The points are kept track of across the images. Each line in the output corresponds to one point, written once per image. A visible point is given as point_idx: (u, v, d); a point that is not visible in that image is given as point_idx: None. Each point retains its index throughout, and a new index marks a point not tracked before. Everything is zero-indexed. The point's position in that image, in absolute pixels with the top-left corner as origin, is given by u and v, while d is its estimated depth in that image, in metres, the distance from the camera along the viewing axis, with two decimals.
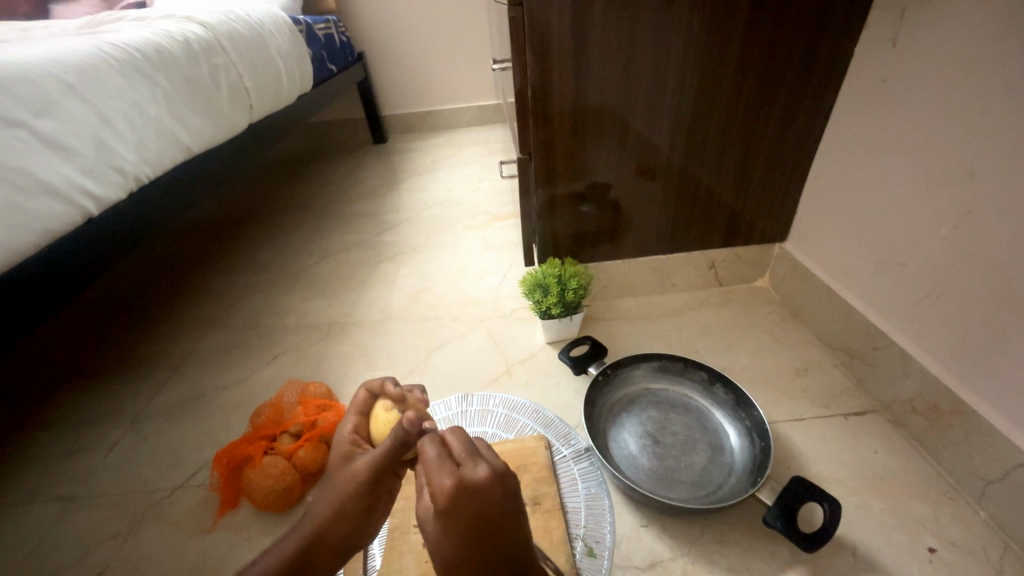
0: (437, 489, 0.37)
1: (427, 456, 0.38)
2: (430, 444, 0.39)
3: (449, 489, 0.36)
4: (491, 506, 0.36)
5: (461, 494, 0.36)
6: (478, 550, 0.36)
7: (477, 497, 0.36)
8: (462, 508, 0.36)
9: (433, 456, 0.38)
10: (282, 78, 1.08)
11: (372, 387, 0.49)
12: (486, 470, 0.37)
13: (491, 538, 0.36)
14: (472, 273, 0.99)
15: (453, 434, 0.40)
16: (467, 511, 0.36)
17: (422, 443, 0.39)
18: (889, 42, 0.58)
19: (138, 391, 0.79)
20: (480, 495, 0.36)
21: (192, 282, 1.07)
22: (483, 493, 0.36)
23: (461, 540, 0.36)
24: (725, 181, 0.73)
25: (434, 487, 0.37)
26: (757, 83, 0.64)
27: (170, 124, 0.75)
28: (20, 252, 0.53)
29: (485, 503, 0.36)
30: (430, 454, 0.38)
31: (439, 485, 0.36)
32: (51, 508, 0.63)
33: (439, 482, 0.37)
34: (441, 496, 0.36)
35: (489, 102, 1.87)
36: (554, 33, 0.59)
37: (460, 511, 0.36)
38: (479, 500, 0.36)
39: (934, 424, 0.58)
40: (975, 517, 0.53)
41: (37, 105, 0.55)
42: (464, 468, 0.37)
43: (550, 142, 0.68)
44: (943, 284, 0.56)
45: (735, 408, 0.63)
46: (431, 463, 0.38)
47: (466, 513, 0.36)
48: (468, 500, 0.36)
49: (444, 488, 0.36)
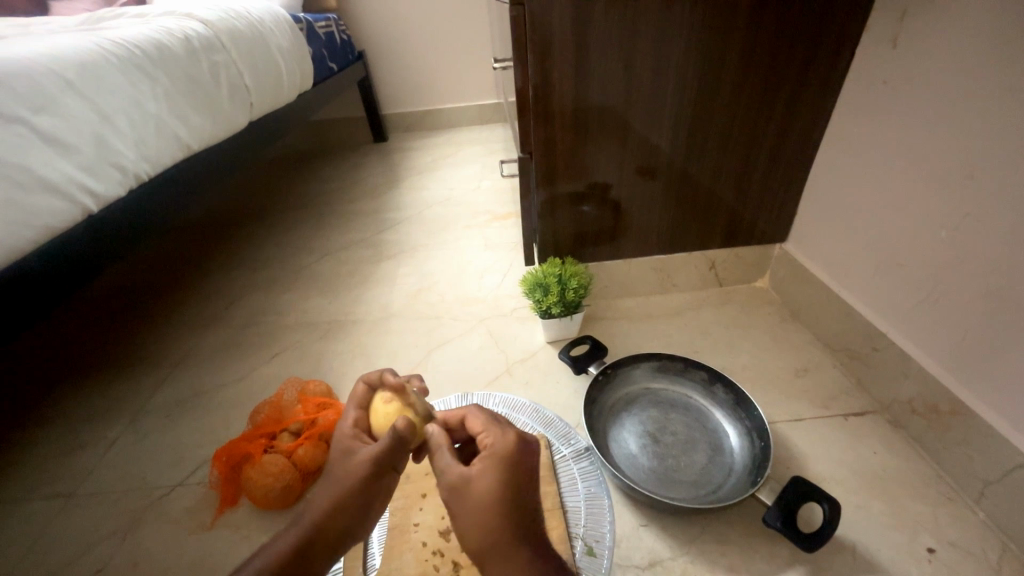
0: (496, 441, 0.40)
1: (480, 419, 0.43)
2: (481, 412, 0.44)
3: (513, 439, 0.40)
4: (539, 465, 0.41)
5: (524, 441, 0.41)
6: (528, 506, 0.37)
7: (529, 454, 0.41)
8: (521, 457, 0.39)
9: (488, 419, 0.43)
10: (282, 76, 1.08)
11: (371, 381, 0.49)
12: (533, 437, 0.43)
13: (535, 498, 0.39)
14: (472, 273, 0.99)
15: (500, 411, 0.45)
16: (527, 460, 0.40)
17: (473, 411, 0.44)
18: (890, 43, 0.58)
19: (137, 389, 0.79)
20: (533, 452, 0.41)
21: (191, 280, 1.07)
22: (534, 453, 0.41)
23: (516, 490, 0.37)
24: (725, 181, 0.73)
25: (491, 440, 0.40)
26: (758, 84, 0.64)
27: (170, 122, 0.75)
28: (19, 249, 0.52)
29: (535, 462, 0.40)
30: (484, 418, 0.43)
31: (500, 437, 0.41)
32: (49, 506, 0.63)
33: (500, 435, 0.41)
34: (504, 444, 0.40)
35: (490, 101, 1.87)
36: (555, 33, 0.59)
37: (520, 460, 0.39)
38: (533, 457, 0.41)
39: (933, 425, 0.58)
40: (974, 518, 0.53)
41: (37, 102, 0.55)
42: (516, 430, 0.42)
43: (551, 142, 0.68)
44: (943, 285, 0.56)
45: (735, 407, 0.63)
46: (486, 424, 0.42)
47: (524, 463, 0.39)
48: (526, 453, 0.40)
49: (509, 437, 0.40)
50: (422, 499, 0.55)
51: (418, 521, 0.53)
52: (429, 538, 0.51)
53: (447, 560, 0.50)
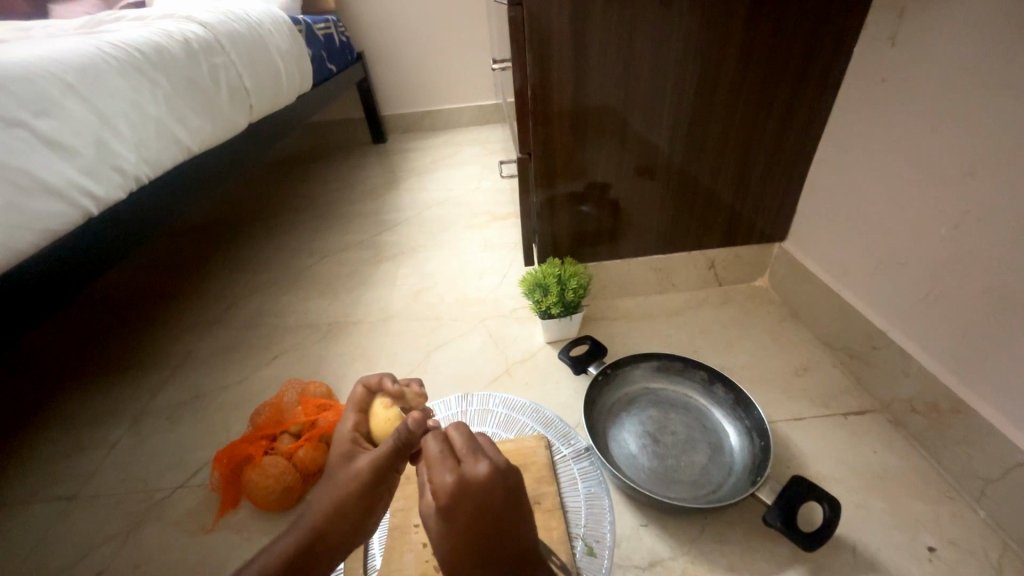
0: (436, 486, 0.37)
1: (429, 450, 0.38)
2: (434, 439, 0.39)
3: (450, 486, 0.36)
4: (490, 502, 0.36)
5: (461, 490, 0.36)
6: (479, 548, 0.36)
7: (478, 494, 0.36)
8: (460, 505, 0.36)
9: (434, 454, 0.38)
10: (282, 77, 1.08)
11: (370, 384, 0.49)
12: (486, 468, 0.37)
13: (489, 536, 0.36)
14: (471, 273, 0.99)
15: (456, 429, 0.40)
16: (468, 507, 0.36)
17: (425, 439, 0.39)
18: (889, 42, 0.58)
19: (138, 391, 0.79)
20: (477, 494, 0.36)
21: (192, 282, 1.07)
22: (484, 491, 0.36)
23: (459, 537, 0.36)
24: (725, 181, 0.73)
25: (433, 483, 0.37)
26: (757, 83, 0.64)
27: (170, 124, 0.75)
28: (20, 252, 0.53)
29: (483, 501, 0.36)
30: (432, 452, 0.38)
31: (439, 481, 0.37)
32: (50, 508, 0.63)
33: (440, 479, 0.37)
34: (441, 492, 0.36)
35: (489, 102, 1.87)
36: (554, 33, 0.59)
37: (460, 508, 0.36)
38: (478, 498, 0.36)
39: (934, 424, 0.58)
40: (974, 517, 0.53)
41: (37, 105, 0.55)
42: (465, 465, 0.37)
43: (550, 142, 0.68)
44: (943, 283, 0.56)
45: (735, 407, 0.63)
46: (433, 458, 0.38)
47: (464, 511, 0.36)
48: (468, 499, 0.36)
49: (445, 485, 0.36)
50: None
51: (419, 522, 0.53)
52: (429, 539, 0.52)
53: None
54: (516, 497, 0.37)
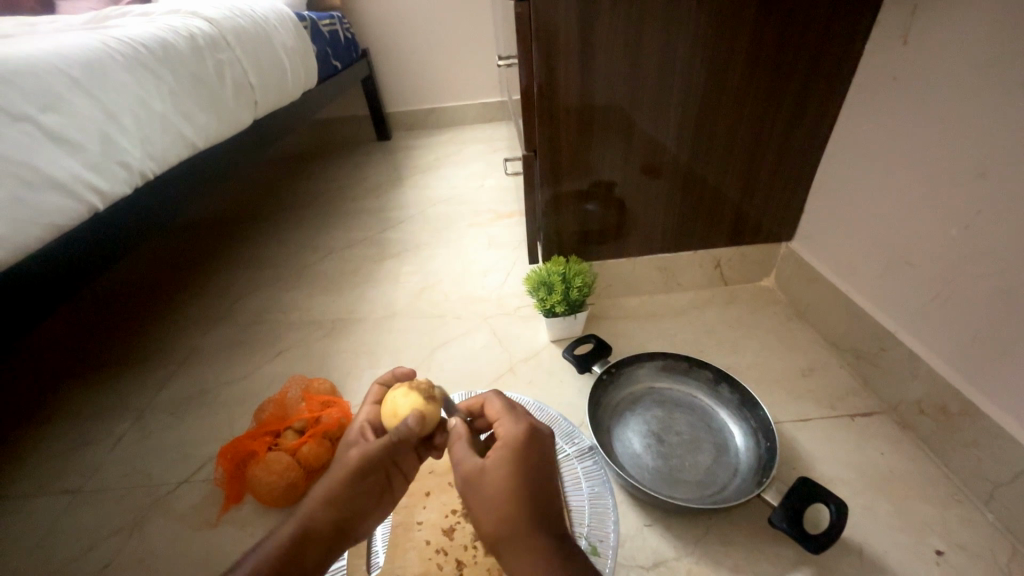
0: (506, 430, 0.40)
1: (498, 407, 0.43)
2: (501, 400, 0.44)
3: (526, 426, 0.40)
4: (551, 454, 0.40)
5: (534, 432, 0.40)
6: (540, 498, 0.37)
7: (545, 444, 0.40)
8: (533, 447, 0.39)
9: (503, 408, 0.43)
10: (287, 74, 1.08)
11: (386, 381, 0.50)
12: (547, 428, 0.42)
13: (550, 487, 0.38)
14: (476, 271, 0.99)
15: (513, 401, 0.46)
16: (537, 450, 0.39)
17: (489, 399, 0.44)
18: (901, 39, 0.57)
19: (143, 386, 0.80)
20: (541, 444, 0.40)
21: (196, 278, 1.07)
22: (549, 443, 0.41)
23: (525, 481, 0.37)
24: (732, 179, 0.73)
25: (501, 430, 0.40)
26: (766, 81, 0.63)
27: (175, 120, 0.75)
28: (26, 247, 0.53)
29: (545, 452, 0.40)
30: (498, 405, 0.43)
31: (512, 427, 0.40)
32: (56, 502, 0.63)
33: (512, 423, 0.41)
34: (518, 431, 0.40)
35: (493, 100, 1.86)
36: (560, 30, 0.59)
37: (532, 449, 0.39)
38: (543, 447, 0.40)
39: (942, 426, 0.58)
40: (982, 521, 0.53)
41: (43, 100, 0.55)
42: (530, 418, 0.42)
43: (555, 140, 0.68)
44: (954, 284, 0.55)
45: (740, 407, 0.62)
46: (503, 412, 0.42)
47: (534, 454, 0.39)
48: (536, 446, 0.39)
49: (521, 425, 0.40)
50: (425, 498, 0.55)
51: (421, 520, 0.53)
52: (432, 536, 0.51)
53: (450, 559, 0.49)
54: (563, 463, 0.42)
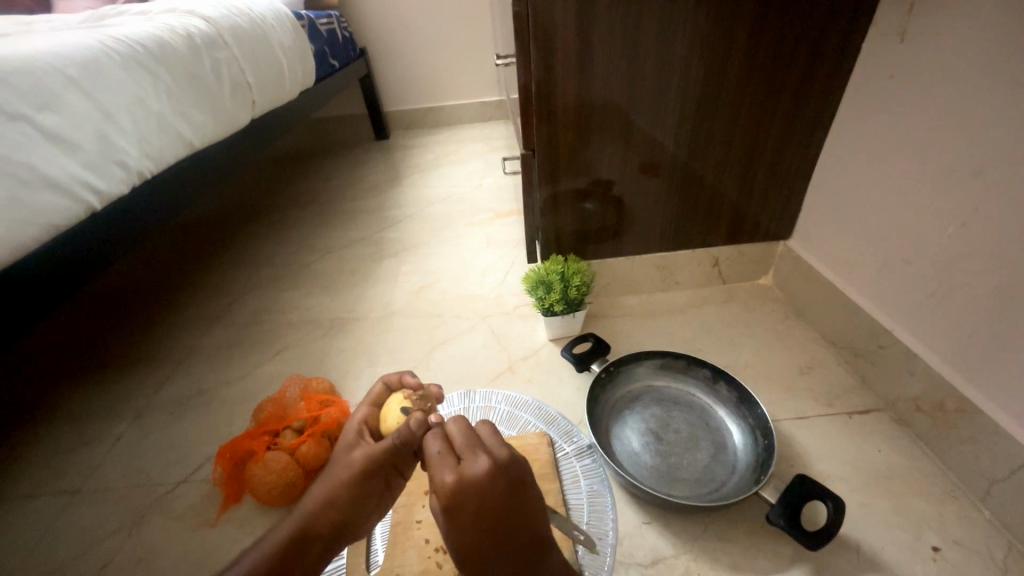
0: (437, 486, 0.37)
1: (431, 451, 0.38)
2: (434, 439, 0.39)
3: (450, 486, 0.36)
4: (493, 500, 0.36)
5: (460, 489, 0.36)
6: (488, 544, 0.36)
7: (481, 490, 0.36)
8: (463, 505, 0.35)
9: (436, 453, 0.38)
10: (284, 73, 1.08)
11: (390, 382, 0.50)
12: (482, 466, 0.36)
13: (500, 527, 0.36)
14: (474, 270, 0.99)
15: (455, 425, 0.40)
16: (471, 505, 0.35)
17: (427, 441, 0.40)
18: (898, 37, 0.57)
19: (141, 387, 0.79)
20: (476, 496, 0.36)
21: (194, 278, 1.07)
22: (485, 486, 0.36)
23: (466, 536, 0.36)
24: (730, 178, 0.73)
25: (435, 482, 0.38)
26: (764, 79, 0.63)
27: (172, 120, 0.75)
28: (23, 247, 0.53)
29: (482, 498, 0.36)
30: (432, 451, 0.38)
31: (439, 483, 0.36)
32: (53, 502, 0.63)
33: (440, 479, 0.37)
34: (442, 492, 0.36)
35: (492, 99, 1.86)
36: (559, 28, 0.59)
37: (463, 506, 0.36)
38: (478, 497, 0.36)
39: (939, 423, 0.58)
40: (979, 517, 0.53)
41: (40, 100, 0.55)
42: (465, 463, 0.37)
43: (554, 139, 0.68)
44: (950, 282, 0.56)
45: (738, 405, 0.62)
46: (434, 459, 0.38)
47: (464, 511, 0.36)
48: (469, 499, 0.36)
49: (445, 485, 0.36)
50: (424, 496, 0.55)
51: (421, 518, 0.53)
52: (431, 535, 0.52)
53: (450, 557, 0.50)
54: (519, 486, 0.37)
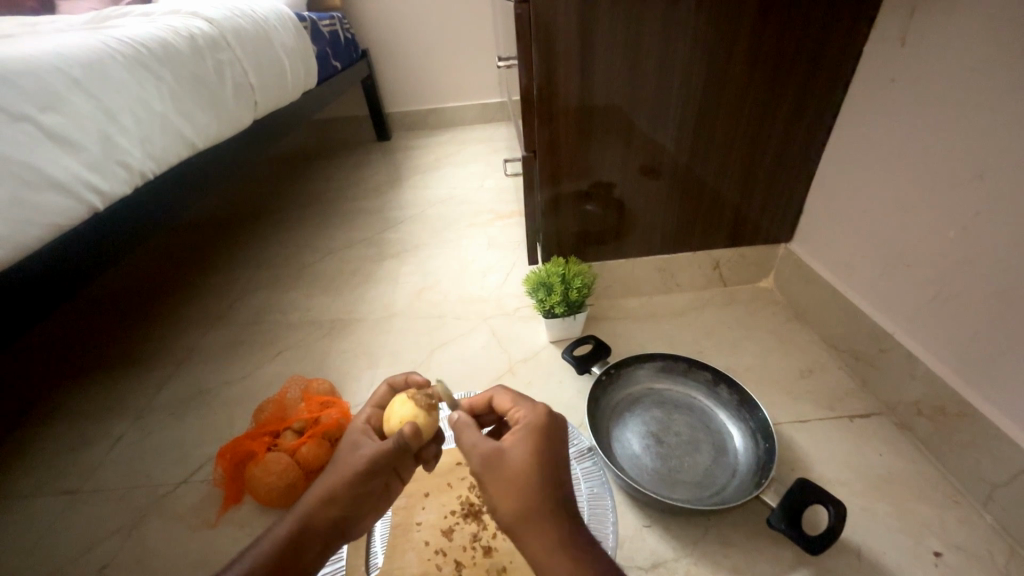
0: (530, 411, 0.40)
1: (512, 395, 0.43)
2: (513, 390, 0.44)
3: (545, 409, 0.40)
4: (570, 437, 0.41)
5: (553, 415, 0.40)
6: (562, 479, 0.37)
7: (563, 426, 0.40)
8: (555, 427, 0.40)
9: (521, 395, 0.43)
10: (287, 74, 1.08)
11: (395, 384, 0.50)
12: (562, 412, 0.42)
13: (571, 466, 0.39)
14: (475, 271, 0.99)
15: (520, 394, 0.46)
16: (556, 432, 0.39)
17: (499, 392, 0.44)
18: (899, 41, 0.58)
19: (142, 387, 0.80)
20: (563, 427, 0.40)
21: (196, 278, 1.07)
22: (565, 425, 0.41)
23: (547, 463, 0.37)
24: (731, 181, 0.73)
25: (517, 416, 0.41)
26: (765, 82, 0.63)
27: (175, 120, 0.75)
28: (27, 246, 0.53)
29: (563, 434, 0.40)
30: (515, 395, 0.43)
31: (533, 409, 0.41)
32: (53, 502, 0.63)
33: (534, 407, 0.41)
34: (540, 412, 0.40)
35: (493, 100, 1.86)
36: (560, 32, 0.59)
37: (553, 429, 0.39)
38: (563, 429, 0.41)
39: (940, 427, 0.58)
40: (980, 522, 0.53)
41: (45, 100, 0.56)
42: (545, 406, 0.42)
43: (555, 141, 0.68)
44: (951, 286, 0.56)
45: (739, 408, 0.62)
46: (519, 398, 0.42)
47: (554, 437, 0.39)
48: (559, 424, 0.40)
49: (541, 408, 0.40)
50: (424, 498, 0.55)
51: (421, 520, 0.53)
52: (431, 538, 0.52)
53: (449, 560, 0.50)
54: None
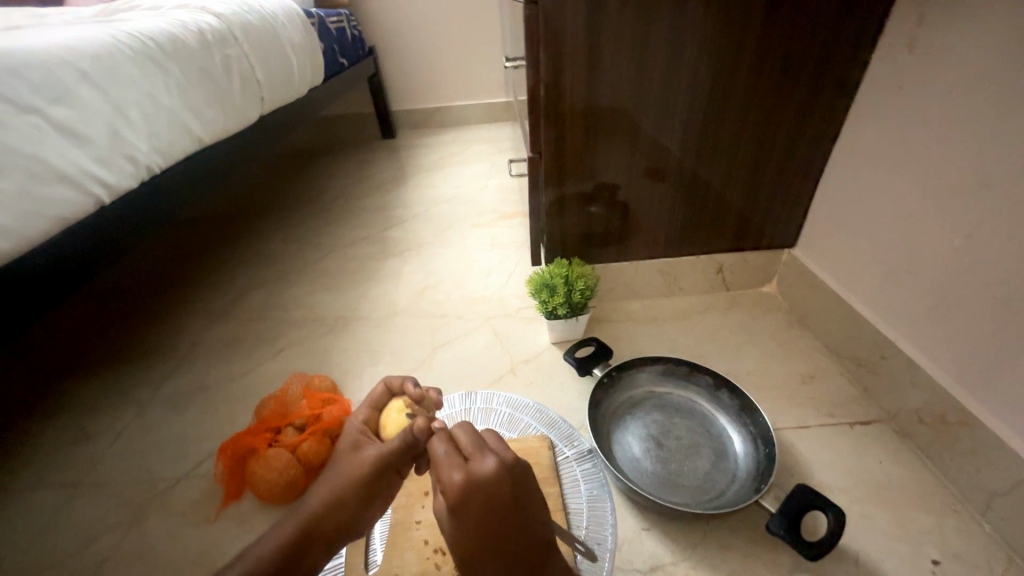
0: (445, 485, 0.36)
1: (436, 452, 0.38)
2: (440, 440, 0.38)
3: (458, 485, 0.36)
4: (500, 500, 0.36)
5: (469, 489, 0.35)
6: (493, 544, 0.36)
7: (487, 490, 0.36)
8: (471, 504, 0.35)
9: (445, 453, 0.37)
10: (293, 70, 1.08)
11: (392, 385, 0.50)
12: (489, 467, 0.36)
13: (506, 528, 0.36)
14: (478, 271, 0.99)
15: (461, 428, 0.39)
16: (477, 506, 0.35)
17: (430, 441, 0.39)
18: (907, 48, 0.58)
19: (144, 380, 0.80)
20: (485, 497, 0.36)
21: (200, 273, 1.07)
22: (492, 487, 0.36)
23: (470, 540, 0.36)
24: (736, 185, 0.73)
25: (441, 482, 0.37)
26: (771, 87, 0.63)
27: (182, 115, 0.75)
28: (35, 237, 0.53)
29: (490, 500, 0.36)
30: (439, 453, 0.38)
31: (448, 482, 0.36)
32: (55, 494, 0.64)
33: (448, 478, 0.36)
34: (450, 491, 0.36)
35: (498, 100, 1.87)
36: (568, 33, 0.59)
37: (470, 506, 0.35)
38: (487, 496, 0.36)
39: (941, 435, 0.58)
40: (979, 531, 0.53)
41: (53, 93, 0.56)
42: (473, 462, 0.37)
43: (561, 142, 0.68)
44: (955, 294, 0.56)
45: (740, 413, 0.62)
46: (439, 459, 0.37)
47: (478, 514, 0.36)
48: (478, 497, 0.35)
49: (453, 483, 0.36)
50: (424, 497, 0.55)
51: (420, 519, 0.53)
52: (430, 536, 0.52)
53: (448, 559, 0.50)
54: (524, 489, 0.37)
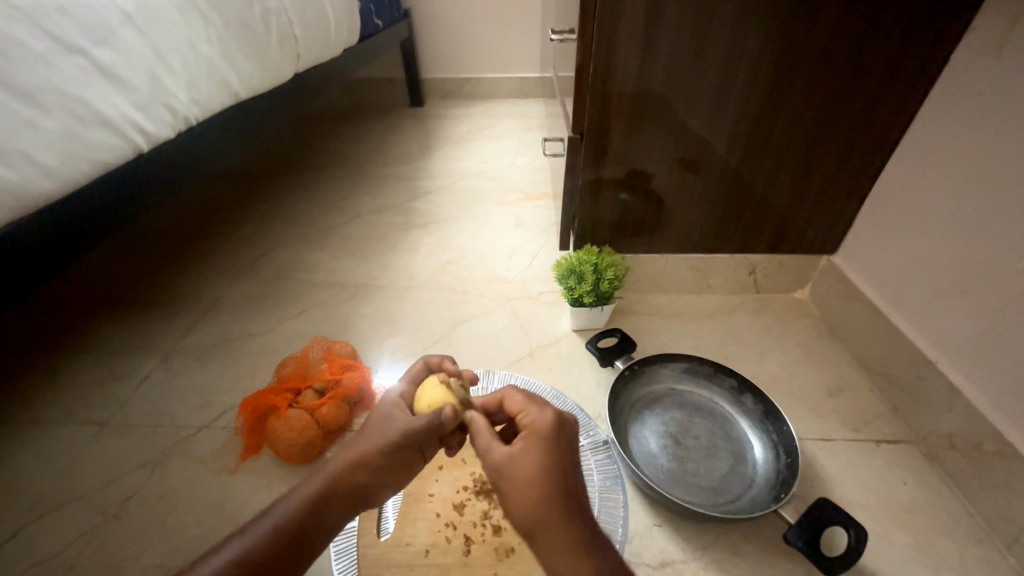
0: (537, 419, 0.41)
1: (520, 399, 0.44)
2: (523, 391, 0.45)
3: (551, 417, 0.41)
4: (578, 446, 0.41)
5: (560, 424, 0.41)
6: (568, 486, 0.37)
7: (571, 432, 0.41)
8: (560, 437, 0.40)
9: (529, 399, 0.44)
10: (330, 28, 1.05)
11: (431, 362, 0.51)
12: (552, 413, 0.42)
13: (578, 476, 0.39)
14: (503, 250, 0.98)
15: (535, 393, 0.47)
16: (563, 442, 0.40)
17: (510, 393, 0.45)
18: (994, 52, 0.53)
19: (169, 329, 0.81)
20: (568, 439, 0.41)
21: (225, 227, 1.08)
22: (574, 430, 0.42)
23: (547, 477, 0.37)
24: (783, 185, 0.69)
25: (529, 419, 0.42)
26: (837, 83, 0.59)
27: (221, 66, 0.74)
28: (73, 179, 0.53)
29: (571, 442, 0.40)
30: (524, 398, 0.44)
31: (540, 416, 0.41)
32: (82, 431, 0.66)
33: (540, 414, 0.42)
34: (544, 422, 0.41)
35: (532, 75, 1.81)
36: (627, 9, 0.55)
37: (558, 439, 0.40)
38: (569, 438, 0.41)
39: (973, 463, 0.56)
40: (1003, 563, 0.51)
41: (98, 34, 0.54)
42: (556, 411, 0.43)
43: (605, 124, 0.65)
44: (1009, 320, 0.53)
45: (763, 420, 0.61)
46: (526, 403, 0.43)
47: (563, 450, 0.39)
48: (564, 435, 0.40)
49: (547, 416, 0.41)
50: (438, 471, 0.55)
51: (433, 492, 0.54)
52: (442, 510, 0.52)
53: (459, 534, 0.50)
54: None
